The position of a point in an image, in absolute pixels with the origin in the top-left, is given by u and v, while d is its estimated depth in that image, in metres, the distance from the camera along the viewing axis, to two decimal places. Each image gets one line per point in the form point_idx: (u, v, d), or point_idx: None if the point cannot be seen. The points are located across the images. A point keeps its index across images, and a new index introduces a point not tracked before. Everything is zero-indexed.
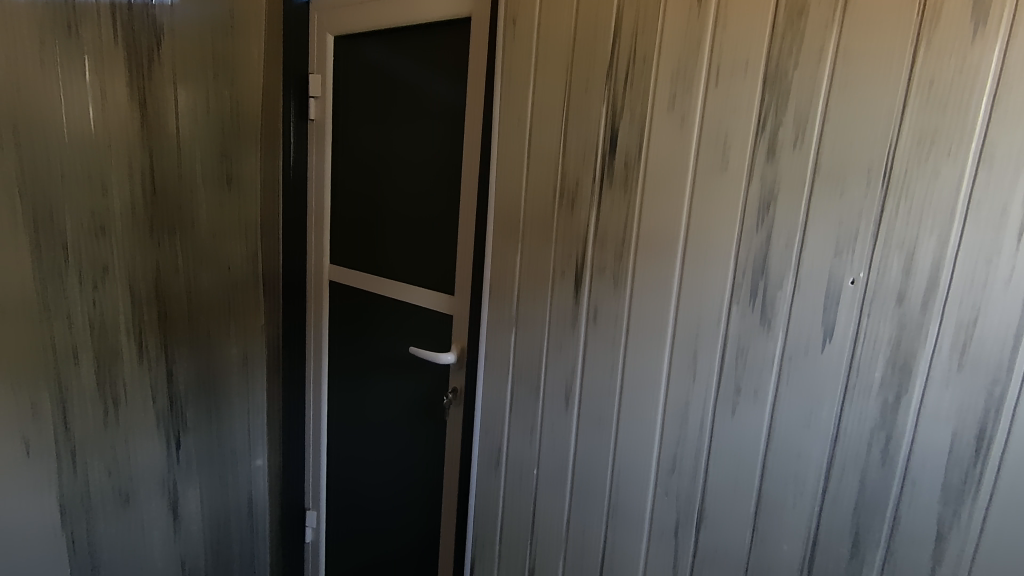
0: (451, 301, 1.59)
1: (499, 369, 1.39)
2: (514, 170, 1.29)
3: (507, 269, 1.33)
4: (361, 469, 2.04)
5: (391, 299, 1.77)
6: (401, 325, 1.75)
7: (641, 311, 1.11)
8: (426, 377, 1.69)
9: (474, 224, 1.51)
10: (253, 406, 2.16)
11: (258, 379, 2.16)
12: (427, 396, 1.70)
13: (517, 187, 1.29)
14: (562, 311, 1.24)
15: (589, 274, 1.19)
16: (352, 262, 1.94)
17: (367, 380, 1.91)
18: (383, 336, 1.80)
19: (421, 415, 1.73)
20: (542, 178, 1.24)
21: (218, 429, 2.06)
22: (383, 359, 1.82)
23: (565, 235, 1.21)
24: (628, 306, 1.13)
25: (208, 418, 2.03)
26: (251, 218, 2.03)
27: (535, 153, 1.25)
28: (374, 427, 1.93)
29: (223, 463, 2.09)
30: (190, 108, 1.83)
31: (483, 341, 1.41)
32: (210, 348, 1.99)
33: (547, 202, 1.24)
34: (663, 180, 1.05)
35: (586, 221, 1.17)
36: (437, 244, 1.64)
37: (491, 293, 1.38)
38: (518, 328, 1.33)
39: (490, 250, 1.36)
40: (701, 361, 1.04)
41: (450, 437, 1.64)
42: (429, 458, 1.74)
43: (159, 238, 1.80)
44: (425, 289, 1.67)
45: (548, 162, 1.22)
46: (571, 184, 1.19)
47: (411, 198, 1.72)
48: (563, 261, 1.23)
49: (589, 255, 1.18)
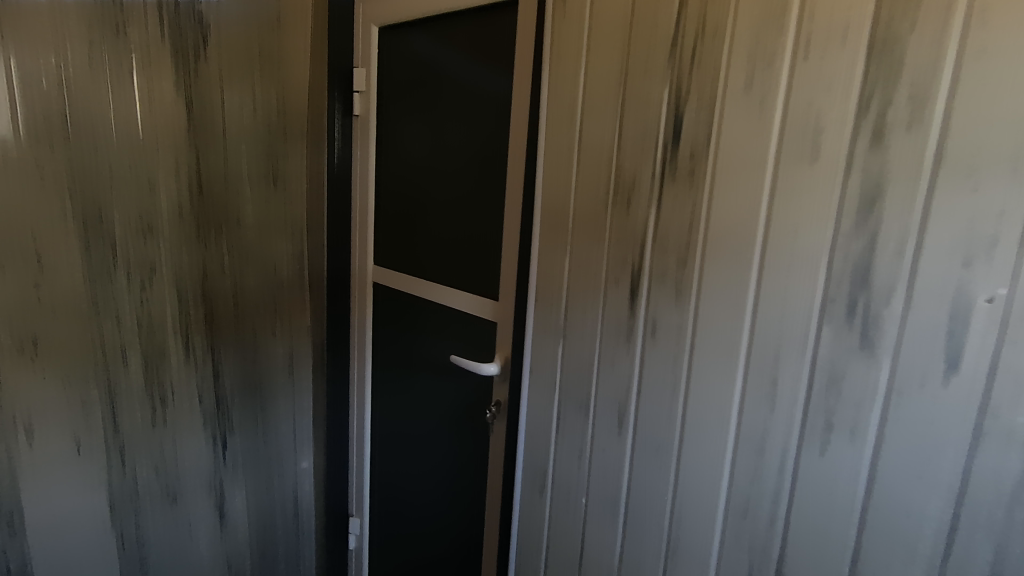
0: (495, 306, 1.47)
1: (545, 383, 1.26)
2: (563, 164, 1.16)
3: (555, 274, 1.20)
4: (403, 477, 1.96)
5: (432, 303, 1.68)
6: (443, 330, 1.65)
7: (707, 325, 0.96)
8: (469, 386, 1.58)
9: (520, 224, 1.39)
10: (299, 407, 2.14)
11: (303, 381, 2.13)
12: (470, 407, 1.59)
13: (566, 183, 1.16)
14: (614, 322, 1.10)
15: (647, 282, 1.04)
16: (395, 264, 1.87)
17: (410, 386, 1.83)
18: (425, 341, 1.71)
19: (463, 426, 1.63)
20: (594, 173, 1.10)
21: (263, 430, 2.05)
22: (425, 366, 1.73)
23: (620, 237, 1.07)
24: (693, 320, 0.98)
25: (254, 420, 2.01)
26: (297, 217, 2.00)
27: (586, 145, 1.11)
28: (415, 434, 1.85)
29: (268, 463, 2.08)
30: (237, 106, 1.80)
31: (527, 351, 1.29)
32: (255, 350, 1.98)
33: (600, 198, 1.10)
34: (738, 173, 0.89)
35: (644, 221, 1.03)
36: (481, 244, 1.53)
37: (537, 299, 1.25)
38: (565, 340, 1.20)
39: (536, 253, 1.24)
40: (780, 387, 0.88)
41: (493, 452, 1.53)
42: (470, 472, 1.64)
43: (205, 238, 1.79)
44: (468, 293, 1.56)
45: (601, 155, 1.08)
46: (628, 178, 1.05)
47: (454, 196, 1.61)
48: (616, 267, 1.09)
49: (648, 261, 1.03)
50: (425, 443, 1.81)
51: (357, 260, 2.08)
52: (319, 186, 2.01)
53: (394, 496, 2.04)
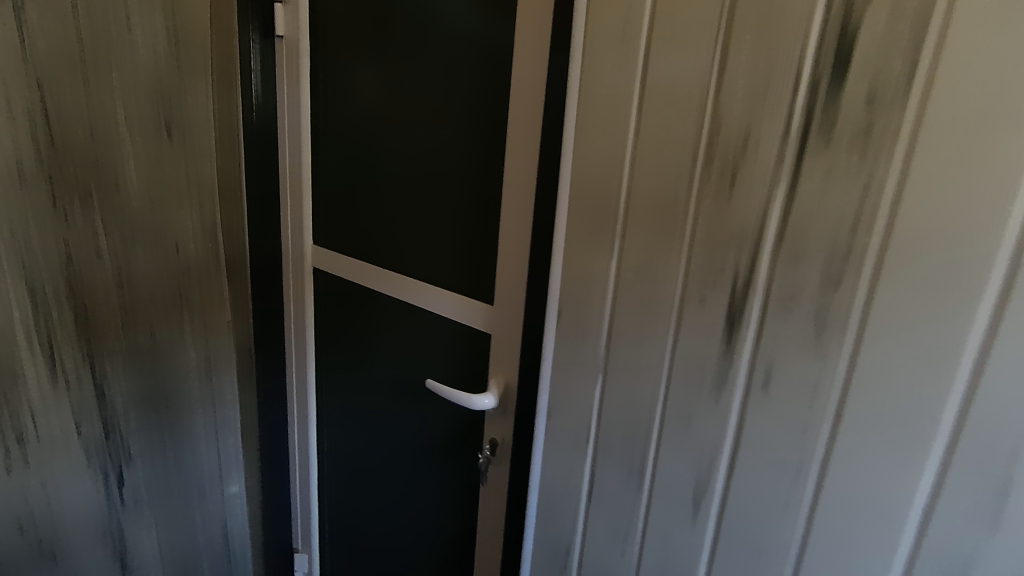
0: (489, 314, 1.06)
1: (571, 435, 0.88)
2: (614, 114, 0.74)
3: (593, 282, 0.80)
4: (361, 506, 1.58)
5: (398, 303, 1.25)
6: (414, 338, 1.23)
7: (872, 387, 0.59)
8: (453, 415, 1.19)
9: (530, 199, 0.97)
10: (222, 424, 1.68)
11: (227, 392, 1.67)
12: (454, 442, 1.20)
13: (619, 146, 0.74)
14: (691, 364, 0.72)
15: (759, 306, 0.65)
16: (342, 247, 1.41)
17: (369, 404, 1.42)
18: (389, 350, 1.30)
19: (444, 463, 1.24)
20: (669, 130, 0.69)
21: (175, 457, 1.59)
22: (390, 381, 1.32)
23: (712, 233, 0.67)
24: (843, 378, 0.61)
25: (161, 446, 1.55)
26: (204, 176, 1.48)
27: (657, 84, 0.69)
28: (378, 462, 1.45)
29: (185, 496, 1.63)
30: (101, 15, 1.24)
31: (544, 388, 0.90)
32: (156, 358, 1.49)
33: (679, 170, 0.69)
34: (973, 135, 0.50)
35: (762, 211, 0.63)
36: (465, 226, 1.10)
37: (562, 316, 0.85)
38: (606, 381, 0.82)
39: (561, 250, 0.82)
40: (1013, 501, 0.53)
41: (485, 500, 1.16)
42: (450, 520, 1.27)
43: (66, 210, 1.26)
44: (448, 292, 1.13)
45: (685, 101, 0.67)
46: (734, 139, 0.64)
47: (422, 156, 1.16)
48: (701, 281, 0.69)
49: (765, 275, 0.64)
50: (390, 474, 1.42)
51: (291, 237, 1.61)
52: (232, 137, 1.49)
53: (349, 525, 1.67)
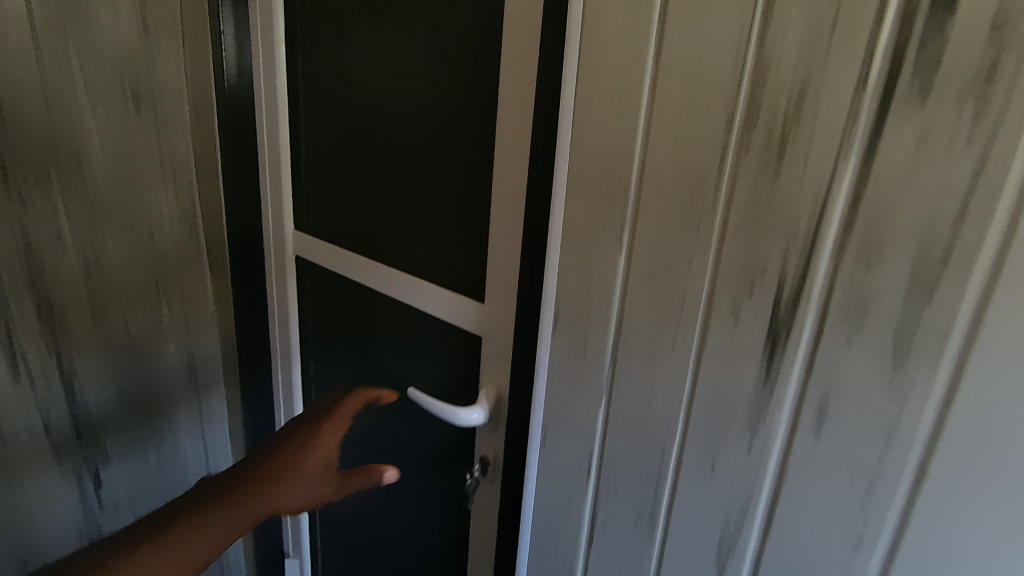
0: (476, 315, 0.90)
1: (569, 463, 0.73)
2: (623, 67, 0.57)
3: (597, 279, 0.64)
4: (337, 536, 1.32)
5: (382, 297, 1.09)
6: (401, 338, 1.05)
7: (968, 440, 0.43)
8: (430, 433, 1.00)
9: (523, 172, 0.79)
10: (207, 418, 1.51)
11: (212, 383, 1.49)
12: (433, 468, 1.00)
13: (630, 107, 0.57)
14: (718, 391, 0.56)
15: (815, 319, 0.49)
16: (329, 233, 1.21)
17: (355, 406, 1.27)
18: (377, 350, 1.13)
19: (419, 492, 1.04)
20: (697, 81, 0.52)
21: (156, 457, 1.41)
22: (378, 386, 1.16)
23: (753, 218, 0.51)
24: (930, 423, 0.44)
25: (140, 445, 1.37)
26: (179, 153, 1.30)
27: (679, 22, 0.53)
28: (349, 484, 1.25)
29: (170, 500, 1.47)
30: None
31: (539, 408, 0.74)
32: (131, 350, 1.30)
33: (707, 136, 0.52)
34: None
35: (825, 189, 0.46)
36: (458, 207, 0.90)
37: (558, 321, 0.69)
38: (612, 404, 0.66)
39: (558, 241, 0.66)
40: None
41: (476, 533, 0.96)
42: (437, 555, 1.05)
43: (17, 188, 1.06)
44: (431, 287, 0.97)
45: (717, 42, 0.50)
46: (788, 91, 0.47)
47: (403, 127, 0.97)
48: (734, 284, 0.53)
49: (827, 275, 0.47)
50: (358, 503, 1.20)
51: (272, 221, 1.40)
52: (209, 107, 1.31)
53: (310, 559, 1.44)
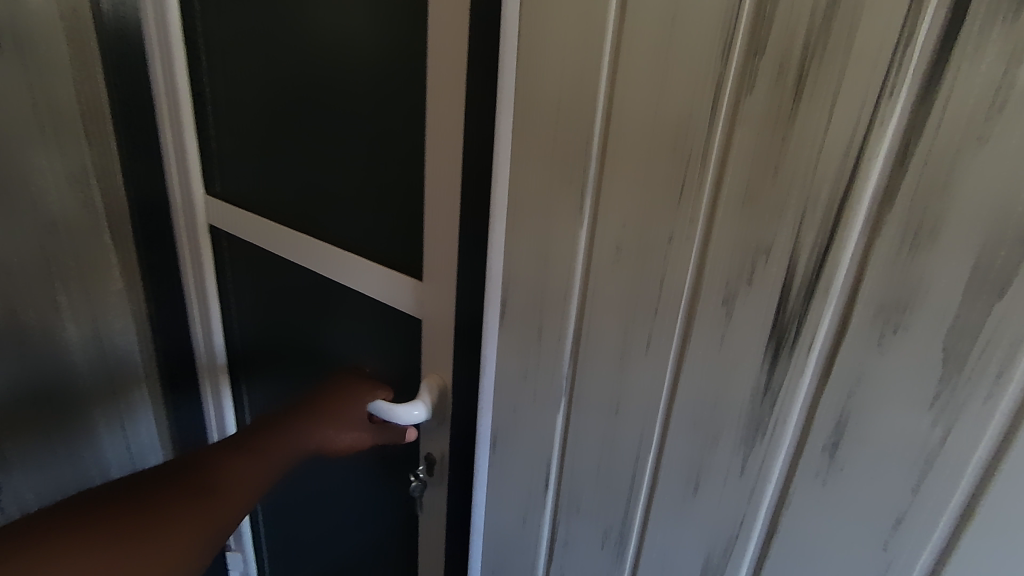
0: (402, 300, 0.73)
1: (524, 477, 0.61)
2: None
3: (556, 257, 0.51)
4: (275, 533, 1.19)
5: (319, 280, 0.84)
6: (342, 326, 0.83)
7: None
8: None
9: (448, 112, 0.59)
10: (134, 433, 1.15)
11: (140, 385, 1.13)
12: (373, 459, 0.88)
13: (592, 37, 0.43)
14: (706, 401, 0.45)
15: (843, 316, 0.37)
16: (252, 204, 0.92)
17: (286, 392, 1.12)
18: (314, 345, 0.89)
19: (363, 484, 0.92)
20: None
21: (83, 477, 1.09)
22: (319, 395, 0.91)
23: (770, 181, 0.37)
24: (981, 460, 0.34)
25: (58, 465, 1.05)
26: (47, 90, 0.90)
27: None
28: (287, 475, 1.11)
29: None
30: None
31: (488, 412, 0.62)
32: (23, 349, 0.96)
33: (701, 70, 0.39)
34: None
35: (870, 141, 0.33)
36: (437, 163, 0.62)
37: (508, 310, 0.56)
38: (572, 411, 0.54)
39: (503, 212, 0.53)
40: None
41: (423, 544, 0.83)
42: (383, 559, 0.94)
43: None
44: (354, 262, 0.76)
45: None
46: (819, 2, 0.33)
47: (320, 55, 0.72)
48: (729, 268, 0.41)
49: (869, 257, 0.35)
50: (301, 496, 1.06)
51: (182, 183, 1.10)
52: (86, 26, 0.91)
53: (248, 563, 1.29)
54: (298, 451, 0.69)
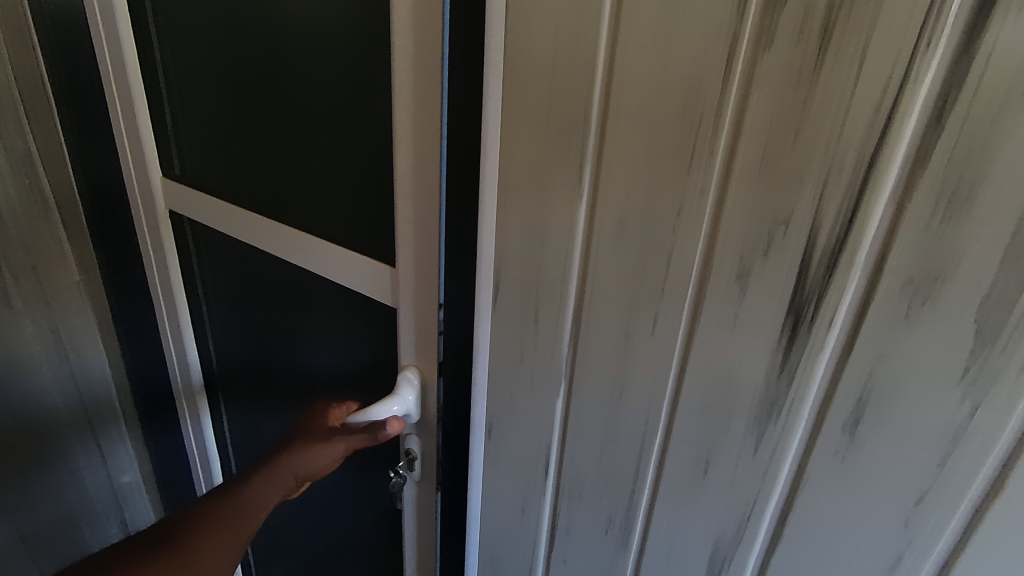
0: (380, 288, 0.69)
1: (521, 465, 0.59)
2: None
3: (551, 236, 0.48)
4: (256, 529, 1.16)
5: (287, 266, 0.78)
6: (314, 315, 0.78)
7: None
8: None
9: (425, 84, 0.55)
10: (106, 441, 1.09)
11: (115, 412, 1.09)
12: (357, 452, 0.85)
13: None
14: (717, 382, 0.43)
15: (865, 290, 0.35)
16: (209, 187, 0.85)
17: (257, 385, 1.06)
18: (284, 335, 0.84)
19: (342, 479, 0.88)
20: None
21: (65, 513, 1.06)
22: (299, 395, 0.85)
23: (788, 146, 0.35)
24: (1012, 435, 0.32)
25: (41, 504, 1.03)
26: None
27: None
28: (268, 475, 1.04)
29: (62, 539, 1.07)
30: None
31: (481, 400, 0.59)
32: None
33: (712, 29, 0.36)
34: None
35: (899, 101, 0.31)
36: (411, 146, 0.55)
37: (501, 293, 0.53)
38: (573, 397, 0.52)
39: (493, 190, 0.50)
40: None
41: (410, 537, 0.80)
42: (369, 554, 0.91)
43: None
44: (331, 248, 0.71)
45: None
46: None
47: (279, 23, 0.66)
48: (742, 242, 0.38)
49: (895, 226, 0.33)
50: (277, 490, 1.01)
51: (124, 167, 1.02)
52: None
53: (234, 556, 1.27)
54: (271, 490, 0.61)
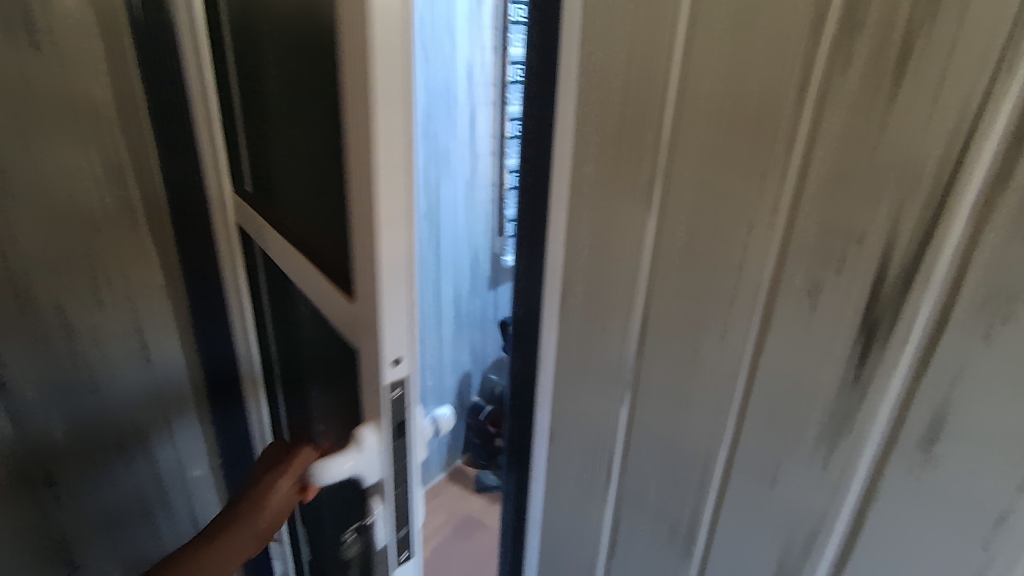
0: None
1: (583, 467, 0.60)
2: None
3: (620, 247, 0.50)
4: None
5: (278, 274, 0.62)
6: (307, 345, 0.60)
7: None
8: None
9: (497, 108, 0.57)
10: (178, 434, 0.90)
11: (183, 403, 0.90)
12: None
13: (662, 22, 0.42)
14: (787, 394, 0.43)
15: (949, 303, 0.35)
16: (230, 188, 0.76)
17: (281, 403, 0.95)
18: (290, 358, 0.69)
19: None
20: None
21: (139, 498, 0.88)
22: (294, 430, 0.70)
23: (867, 162, 0.36)
24: None
25: (107, 493, 0.85)
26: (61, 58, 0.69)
27: None
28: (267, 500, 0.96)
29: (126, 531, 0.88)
30: None
31: (547, 404, 0.61)
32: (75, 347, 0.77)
33: (788, 50, 0.37)
34: None
35: (984, 118, 0.32)
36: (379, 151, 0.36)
37: (568, 301, 0.55)
38: (637, 404, 0.53)
39: (562, 203, 0.52)
40: None
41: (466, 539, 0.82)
42: None
43: None
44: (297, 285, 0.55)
45: None
46: None
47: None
48: (815, 254, 0.39)
49: (980, 242, 0.33)
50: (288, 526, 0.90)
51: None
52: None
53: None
54: (240, 536, 0.55)
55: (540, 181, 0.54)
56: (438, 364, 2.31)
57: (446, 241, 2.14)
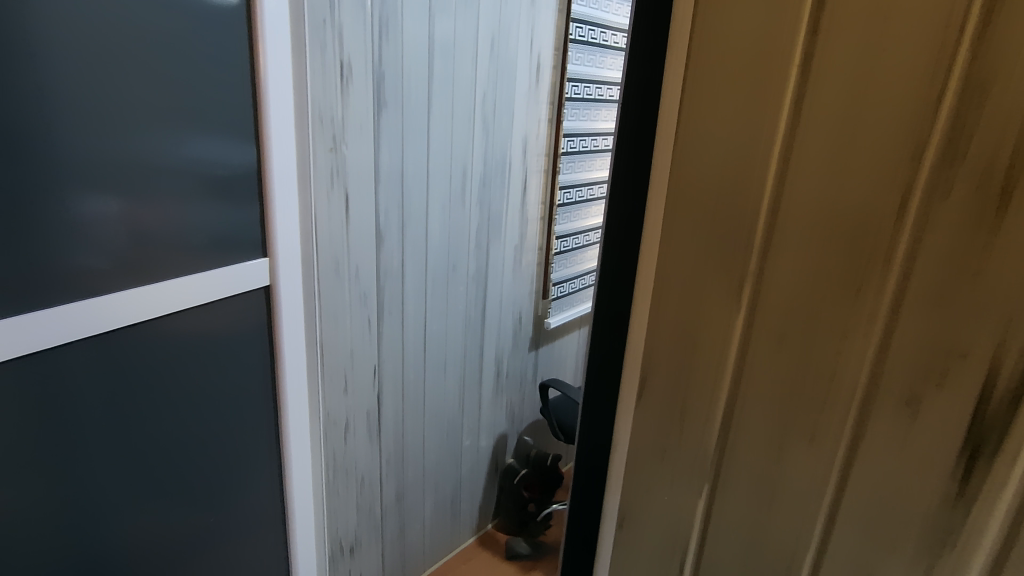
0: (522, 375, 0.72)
1: (654, 558, 0.59)
2: (751, 96, 0.45)
3: (701, 343, 0.51)
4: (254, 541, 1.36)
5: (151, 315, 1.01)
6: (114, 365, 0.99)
7: None
8: None
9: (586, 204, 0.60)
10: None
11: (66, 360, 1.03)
12: None
13: (757, 143, 0.45)
14: (881, 505, 0.43)
15: None
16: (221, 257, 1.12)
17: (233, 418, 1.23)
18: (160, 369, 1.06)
19: None
20: (869, 114, 0.40)
21: None
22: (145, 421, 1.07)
23: (968, 288, 0.37)
24: None
25: None
26: None
27: (837, 41, 0.40)
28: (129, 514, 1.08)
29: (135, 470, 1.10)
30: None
31: (615, 488, 0.61)
32: (88, 199, 0.90)
33: (882, 179, 0.40)
34: None
35: None
36: None
37: (643, 390, 0.57)
38: (716, 498, 0.53)
39: (648, 298, 0.55)
40: None
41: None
42: None
43: None
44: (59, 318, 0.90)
45: (907, 60, 0.38)
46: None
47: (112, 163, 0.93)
48: (915, 370, 0.40)
49: None
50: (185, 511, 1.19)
51: (283, 242, 1.21)
52: (226, 110, 1.07)
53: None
54: None
55: (628, 275, 0.56)
56: (476, 424, 2.30)
57: (492, 303, 2.18)
